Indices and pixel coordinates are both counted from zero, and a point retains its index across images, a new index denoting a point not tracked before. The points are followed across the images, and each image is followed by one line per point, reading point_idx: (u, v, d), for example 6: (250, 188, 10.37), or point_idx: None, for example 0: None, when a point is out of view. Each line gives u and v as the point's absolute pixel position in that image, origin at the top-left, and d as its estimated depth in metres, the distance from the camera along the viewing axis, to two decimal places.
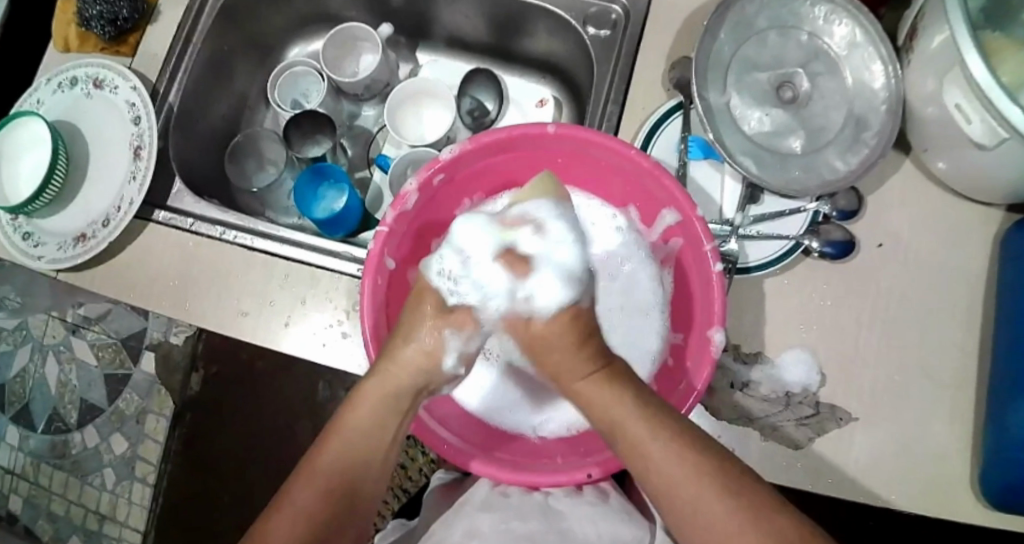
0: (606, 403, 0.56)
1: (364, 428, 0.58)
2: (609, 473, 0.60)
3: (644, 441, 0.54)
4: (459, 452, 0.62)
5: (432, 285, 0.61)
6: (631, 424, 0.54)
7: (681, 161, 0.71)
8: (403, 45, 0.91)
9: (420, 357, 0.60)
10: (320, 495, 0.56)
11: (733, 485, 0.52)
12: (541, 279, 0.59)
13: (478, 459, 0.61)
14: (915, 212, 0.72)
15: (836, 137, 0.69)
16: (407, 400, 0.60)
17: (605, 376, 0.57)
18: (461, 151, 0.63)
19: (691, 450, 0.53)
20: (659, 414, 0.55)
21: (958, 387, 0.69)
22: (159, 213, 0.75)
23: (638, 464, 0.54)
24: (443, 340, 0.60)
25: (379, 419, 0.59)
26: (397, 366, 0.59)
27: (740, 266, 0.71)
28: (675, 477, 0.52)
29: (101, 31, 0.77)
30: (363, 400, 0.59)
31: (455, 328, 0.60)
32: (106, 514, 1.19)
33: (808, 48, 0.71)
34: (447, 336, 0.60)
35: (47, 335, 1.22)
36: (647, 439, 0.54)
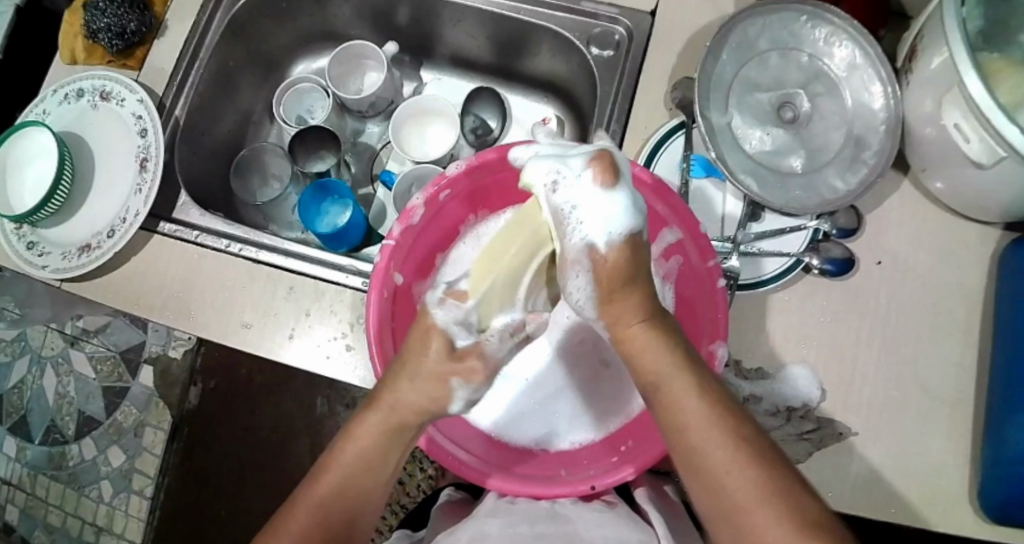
0: (668, 378, 0.53)
1: (365, 454, 0.57)
2: (644, 467, 0.61)
3: (685, 405, 0.52)
4: (470, 468, 0.63)
5: (440, 326, 0.53)
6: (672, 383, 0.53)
7: (683, 180, 0.72)
8: (407, 63, 0.92)
9: (424, 400, 0.54)
10: (316, 515, 0.57)
11: (769, 456, 0.51)
12: (617, 196, 0.52)
13: (495, 475, 0.62)
14: (912, 232, 0.73)
15: (835, 157, 0.70)
16: (409, 431, 0.57)
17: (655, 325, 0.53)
18: (468, 167, 0.64)
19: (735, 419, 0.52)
20: (708, 381, 0.53)
21: (957, 403, 0.69)
22: (165, 225, 0.75)
23: (679, 427, 0.52)
24: (449, 390, 0.54)
25: (376, 449, 0.57)
26: (382, 412, 0.56)
27: (741, 282, 0.71)
28: (711, 439, 0.51)
29: (109, 44, 0.77)
30: (365, 426, 0.57)
31: (464, 379, 0.53)
32: (102, 526, 1.18)
33: (808, 70, 0.72)
34: (454, 384, 0.54)
35: (44, 346, 1.21)
36: (692, 406, 0.52)
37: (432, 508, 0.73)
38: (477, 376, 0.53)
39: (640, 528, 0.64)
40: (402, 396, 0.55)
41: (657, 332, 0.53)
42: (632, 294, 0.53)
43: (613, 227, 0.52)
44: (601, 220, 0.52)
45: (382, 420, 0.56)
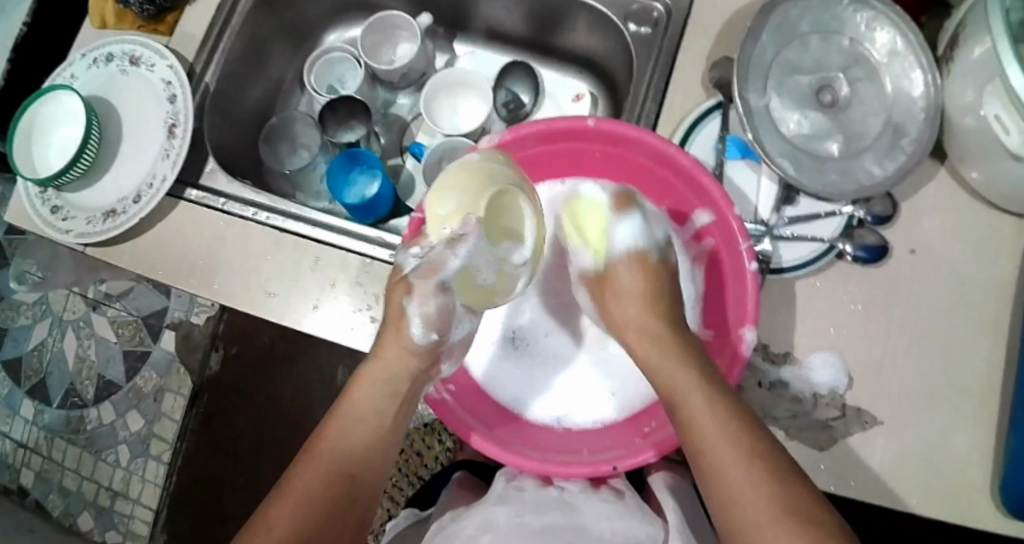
0: (694, 404, 0.56)
1: (367, 412, 0.61)
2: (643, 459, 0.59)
3: (708, 425, 0.55)
4: (463, 425, 0.62)
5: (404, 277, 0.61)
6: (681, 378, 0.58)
7: (718, 162, 0.71)
8: (440, 36, 0.90)
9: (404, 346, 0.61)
10: (320, 476, 0.58)
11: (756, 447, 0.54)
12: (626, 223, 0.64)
13: (478, 434, 0.61)
14: (948, 222, 0.72)
15: (874, 143, 0.69)
16: (403, 382, 0.61)
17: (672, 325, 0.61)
18: (501, 141, 0.65)
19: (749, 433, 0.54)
20: (735, 404, 0.56)
21: (983, 397, 0.69)
22: (192, 191, 0.75)
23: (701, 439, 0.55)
24: (405, 310, 0.61)
25: (378, 401, 0.61)
26: (387, 362, 0.61)
27: (774, 266, 0.70)
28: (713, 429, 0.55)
29: (140, 9, 0.77)
30: (362, 380, 0.62)
31: (422, 314, 0.60)
32: (118, 490, 1.19)
33: (849, 54, 0.71)
34: (412, 317, 0.61)
35: (68, 310, 1.22)
36: (711, 419, 0.55)
37: (444, 490, 0.73)
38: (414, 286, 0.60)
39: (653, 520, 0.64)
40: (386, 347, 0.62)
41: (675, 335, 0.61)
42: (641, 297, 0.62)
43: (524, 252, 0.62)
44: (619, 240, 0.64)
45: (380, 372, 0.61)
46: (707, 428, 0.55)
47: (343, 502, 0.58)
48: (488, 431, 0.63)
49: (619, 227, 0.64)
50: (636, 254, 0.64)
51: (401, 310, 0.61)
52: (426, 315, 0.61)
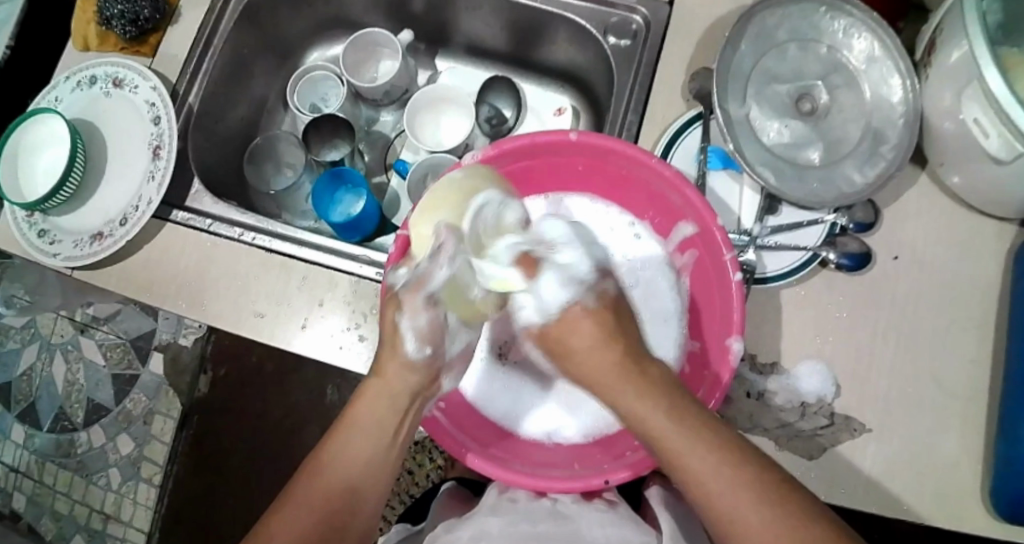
0: (669, 433, 0.53)
1: (368, 429, 0.59)
2: (640, 471, 0.59)
3: (685, 453, 0.52)
4: (460, 446, 0.62)
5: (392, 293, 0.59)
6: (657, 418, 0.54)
7: (701, 172, 0.71)
8: (421, 51, 0.91)
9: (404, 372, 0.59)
10: (320, 492, 0.57)
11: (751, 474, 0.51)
12: (545, 284, 0.57)
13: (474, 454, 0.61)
14: (930, 227, 0.73)
15: (854, 150, 0.70)
16: (403, 399, 0.60)
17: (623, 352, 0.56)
18: (483, 156, 0.64)
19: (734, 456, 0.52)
20: (714, 428, 0.53)
21: (971, 399, 0.69)
22: (177, 213, 0.75)
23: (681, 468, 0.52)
24: (399, 330, 0.59)
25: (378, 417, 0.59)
26: (386, 381, 0.60)
27: (758, 276, 0.71)
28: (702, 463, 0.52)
29: (122, 30, 0.77)
30: (363, 395, 0.60)
31: (415, 331, 0.59)
32: (110, 513, 1.18)
33: (827, 61, 0.71)
34: (404, 331, 0.59)
35: (54, 334, 1.22)
36: (688, 444, 0.52)
37: (434, 501, 0.73)
38: (406, 304, 0.59)
39: (645, 530, 0.64)
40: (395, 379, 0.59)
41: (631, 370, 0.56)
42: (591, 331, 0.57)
43: (549, 302, 0.58)
44: (549, 290, 0.57)
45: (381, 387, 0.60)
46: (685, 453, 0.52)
47: (340, 520, 0.57)
48: (489, 453, 0.63)
49: (542, 282, 0.57)
50: (576, 304, 0.57)
51: (396, 329, 0.59)
52: (419, 330, 0.59)
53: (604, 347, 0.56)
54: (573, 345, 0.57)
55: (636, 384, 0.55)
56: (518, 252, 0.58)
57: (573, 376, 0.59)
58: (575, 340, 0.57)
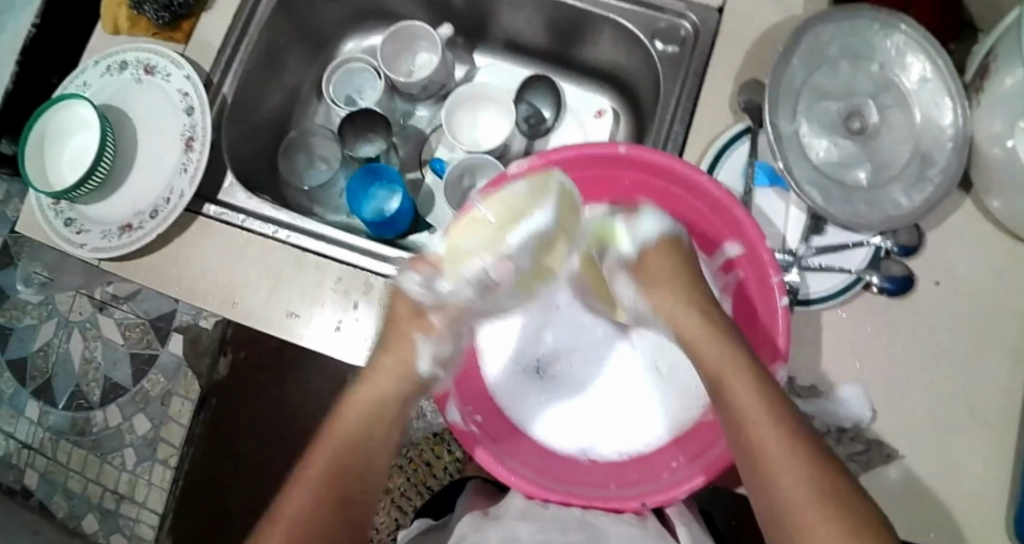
0: (737, 384, 0.56)
1: (355, 436, 0.62)
2: (714, 477, 0.58)
3: (747, 406, 0.54)
4: (472, 441, 0.62)
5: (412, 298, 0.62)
6: (730, 385, 0.56)
7: (747, 188, 0.70)
8: (459, 45, 0.89)
9: (397, 378, 0.63)
10: (315, 490, 0.58)
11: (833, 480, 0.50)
12: (643, 217, 0.64)
13: (482, 449, 0.61)
14: (973, 252, 0.72)
15: (901, 173, 0.69)
16: (391, 408, 0.63)
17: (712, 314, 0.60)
18: (531, 166, 0.63)
19: (792, 421, 0.53)
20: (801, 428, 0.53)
21: (1004, 428, 0.69)
22: (210, 207, 0.74)
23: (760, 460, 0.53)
24: (416, 344, 0.63)
25: (364, 425, 0.62)
26: (376, 384, 0.63)
27: (801, 297, 0.70)
28: (775, 451, 0.52)
29: (155, 16, 0.76)
30: (350, 404, 0.63)
31: (426, 334, 0.63)
32: (124, 494, 1.18)
33: (880, 80, 0.70)
34: (418, 340, 0.63)
35: (73, 311, 1.21)
36: (751, 397, 0.55)
37: (459, 500, 0.72)
38: (434, 328, 0.63)
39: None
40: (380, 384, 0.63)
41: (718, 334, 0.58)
42: (675, 264, 0.62)
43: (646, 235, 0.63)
44: (642, 231, 0.63)
45: (365, 398, 0.63)
46: (758, 426, 0.54)
47: (331, 518, 0.58)
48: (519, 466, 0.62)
49: (642, 218, 0.64)
50: (666, 236, 0.63)
51: (411, 346, 0.63)
52: (435, 353, 0.64)
53: (690, 285, 0.61)
54: (656, 286, 0.62)
55: (713, 331, 0.58)
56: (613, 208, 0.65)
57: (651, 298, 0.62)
58: (655, 265, 0.62)
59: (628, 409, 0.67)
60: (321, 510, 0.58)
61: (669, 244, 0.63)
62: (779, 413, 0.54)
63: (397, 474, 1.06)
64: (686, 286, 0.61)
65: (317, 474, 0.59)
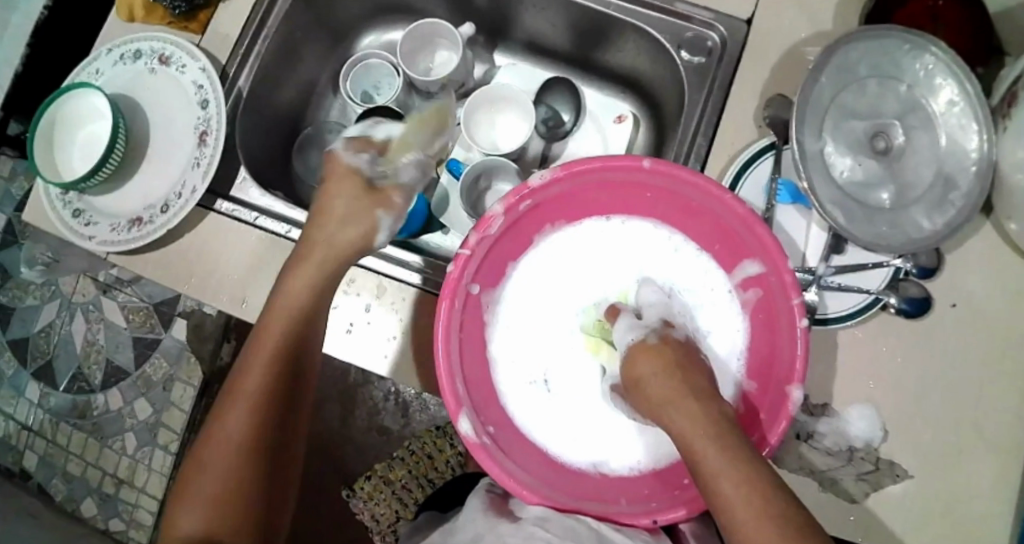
0: (712, 455, 0.51)
1: (277, 355, 0.62)
2: (695, 510, 0.58)
3: (724, 475, 0.51)
4: (484, 452, 0.60)
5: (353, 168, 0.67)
6: (709, 456, 0.52)
7: (769, 205, 0.69)
8: (480, 43, 0.87)
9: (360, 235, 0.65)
10: (244, 418, 0.60)
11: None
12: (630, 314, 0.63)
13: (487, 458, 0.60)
14: (991, 276, 0.71)
15: (923, 195, 0.68)
16: (299, 322, 0.63)
17: (700, 402, 0.54)
18: (552, 177, 0.62)
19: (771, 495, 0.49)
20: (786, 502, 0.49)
21: (1016, 455, 0.68)
22: (222, 203, 0.73)
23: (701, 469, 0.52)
24: (376, 220, 0.66)
25: (284, 347, 0.62)
26: (294, 296, 0.63)
27: (818, 316, 0.69)
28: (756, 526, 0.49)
29: (172, 5, 0.74)
30: (266, 330, 0.62)
31: (385, 209, 0.67)
32: (123, 478, 1.18)
33: (907, 101, 0.69)
34: (380, 217, 0.66)
35: (76, 293, 1.20)
36: (728, 465, 0.51)
37: (472, 496, 0.68)
38: (394, 206, 0.67)
39: None
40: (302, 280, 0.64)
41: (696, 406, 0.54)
42: (654, 359, 0.57)
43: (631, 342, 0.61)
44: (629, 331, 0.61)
45: (285, 316, 0.62)
46: (732, 504, 0.50)
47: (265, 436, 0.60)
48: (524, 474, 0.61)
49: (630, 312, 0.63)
50: (645, 340, 0.60)
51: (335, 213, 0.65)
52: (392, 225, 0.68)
53: (678, 392, 0.55)
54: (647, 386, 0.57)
55: (689, 406, 0.54)
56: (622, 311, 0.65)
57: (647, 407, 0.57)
58: (647, 371, 0.57)
59: (613, 422, 0.67)
60: (249, 433, 0.59)
61: (651, 349, 0.59)
62: (757, 484, 0.50)
63: (400, 467, 1.05)
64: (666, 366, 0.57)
65: (241, 399, 0.60)
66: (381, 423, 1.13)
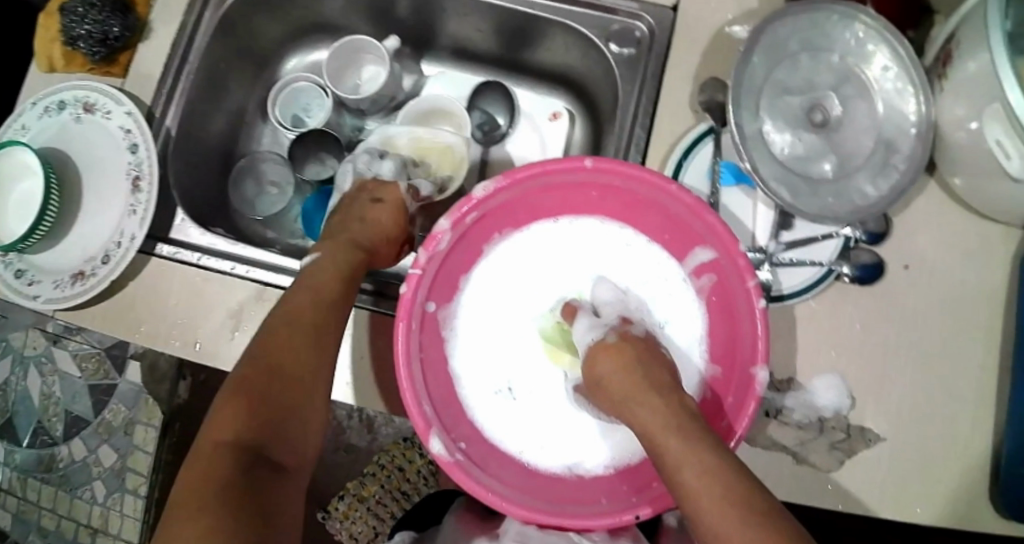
0: (673, 447, 0.51)
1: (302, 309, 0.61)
2: (662, 508, 0.57)
3: (685, 465, 0.50)
4: (456, 469, 0.59)
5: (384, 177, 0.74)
6: (669, 449, 0.51)
7: (714, 190, 0.68)
8: (407, 55, 0.85)
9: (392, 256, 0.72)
10: (264, 372, 0.56)
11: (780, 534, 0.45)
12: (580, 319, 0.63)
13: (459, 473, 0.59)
14: (938, 234, 0.72)
15: (866, 162, 0.68)
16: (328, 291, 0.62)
17: (661, 394, 0.54)
18: (496, 188, 0.61)
19: (732, 478, 0.48)
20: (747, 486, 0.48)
21: (980, 406, 0.70)
22: (163, 247, 0.72)
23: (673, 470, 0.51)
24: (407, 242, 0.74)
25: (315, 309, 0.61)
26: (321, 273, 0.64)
27: (774, 293, 0.70)
28: (720, 513, 0.47)
29: (90, 51, 0.72)
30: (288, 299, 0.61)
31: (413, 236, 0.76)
32: (98, 527, 1.15)
33: (840, 70, 0.69)
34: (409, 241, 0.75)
35: (27, 347, 1.15)
36: (687, 453, 0.50)
37: (449, 516, 0.71)
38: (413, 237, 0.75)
39: None
40: (334, 259, 0.66)
41: (658, 400, 0.54)
42: (610, 358, 0.58)
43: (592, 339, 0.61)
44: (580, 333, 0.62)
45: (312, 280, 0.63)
46: (695, 495, 0.49)
47: (290, 398, 0.56)
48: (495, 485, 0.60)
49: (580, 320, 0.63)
50: (602, 340, 0.60)
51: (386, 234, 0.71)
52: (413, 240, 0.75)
53: (634, 389, 0.55)
54: (609, 388, 0.57)
55: (651, 401, 0.54)
56: (580, 309, 0.65)
57: (614, 407, 0.57)
58: (609, 371, 0.57)
59: (582, 426, 0.66)
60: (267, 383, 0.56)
61: (616, 346, 0.58)
62: (718, 470, 0.49)
63: (371, 483, 1.03)
64: (626, 362, 0.57)
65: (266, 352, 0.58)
66: (347, 442, 1.12)
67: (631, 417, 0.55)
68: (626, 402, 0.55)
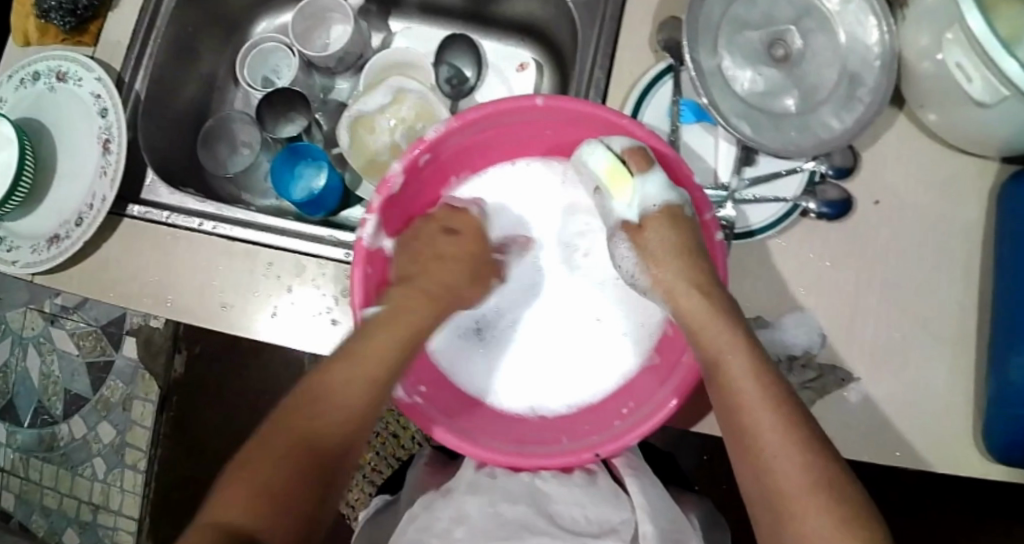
0: (734, 366, 0.55)
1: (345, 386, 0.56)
2: (627, 442, 0.59)
3: (741, 384, 0.55)
4: (424, 417, 0.59)
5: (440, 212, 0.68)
6: (729, 365, 0.56)
7: (673, 127, 0.68)
8: (373, 13, 0.87)
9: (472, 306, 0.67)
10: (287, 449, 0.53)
11: (822, 460, 0.52)
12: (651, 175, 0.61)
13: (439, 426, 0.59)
14: (910, 168, 0.71)
15: (831, 95, 0.67)
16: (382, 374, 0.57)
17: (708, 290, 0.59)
18: (447, 129, 0.61)
19: (782, 405, 0.54)
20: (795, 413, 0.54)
21: (958, 342, 0.69)
22: (133, 206, 0.73)
23: (732, 392, 0.55)
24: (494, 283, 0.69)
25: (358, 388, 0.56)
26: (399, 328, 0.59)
27: (739, 230, 0.70)
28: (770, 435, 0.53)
29: (61, 22, 0.73)
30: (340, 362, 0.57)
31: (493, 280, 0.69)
32: (99, 503, 1.17)
33: (800, 4, 0.69)
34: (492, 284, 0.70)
35: (25, 327, 1.20)
36: (746, 375, 0.55)
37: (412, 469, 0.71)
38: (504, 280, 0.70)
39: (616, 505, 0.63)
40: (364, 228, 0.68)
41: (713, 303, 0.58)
42: (671, 235, 0.61)
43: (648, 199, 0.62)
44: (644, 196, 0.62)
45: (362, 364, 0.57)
46: (751, 412, 0.54)
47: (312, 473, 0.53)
48: (452, 425, 0.61)
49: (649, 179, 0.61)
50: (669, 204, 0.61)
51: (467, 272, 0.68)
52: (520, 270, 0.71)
53: (694, 275, 0.60)
54: (663, 268, 0.61)
55: (709, 301, 0.58)
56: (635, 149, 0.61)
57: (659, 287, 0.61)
58: (651, 242, 0.61)
59: (568, 371, 0.69)
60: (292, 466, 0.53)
61: (669, 213, 0.61)
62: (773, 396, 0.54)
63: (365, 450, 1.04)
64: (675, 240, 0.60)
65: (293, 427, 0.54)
66: None
67: (685, 313, 0.59)
68: (681, 290, 0.60)
